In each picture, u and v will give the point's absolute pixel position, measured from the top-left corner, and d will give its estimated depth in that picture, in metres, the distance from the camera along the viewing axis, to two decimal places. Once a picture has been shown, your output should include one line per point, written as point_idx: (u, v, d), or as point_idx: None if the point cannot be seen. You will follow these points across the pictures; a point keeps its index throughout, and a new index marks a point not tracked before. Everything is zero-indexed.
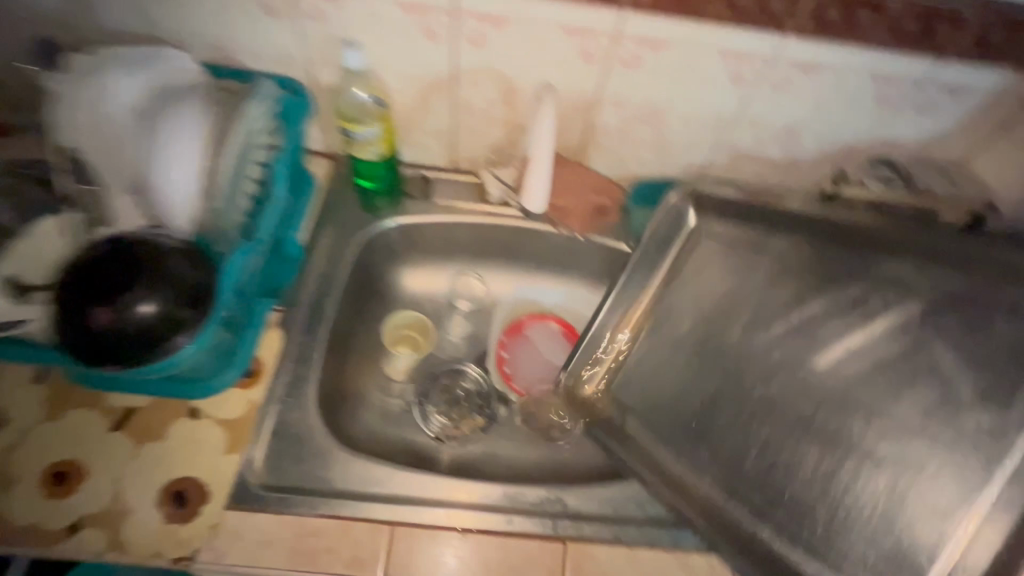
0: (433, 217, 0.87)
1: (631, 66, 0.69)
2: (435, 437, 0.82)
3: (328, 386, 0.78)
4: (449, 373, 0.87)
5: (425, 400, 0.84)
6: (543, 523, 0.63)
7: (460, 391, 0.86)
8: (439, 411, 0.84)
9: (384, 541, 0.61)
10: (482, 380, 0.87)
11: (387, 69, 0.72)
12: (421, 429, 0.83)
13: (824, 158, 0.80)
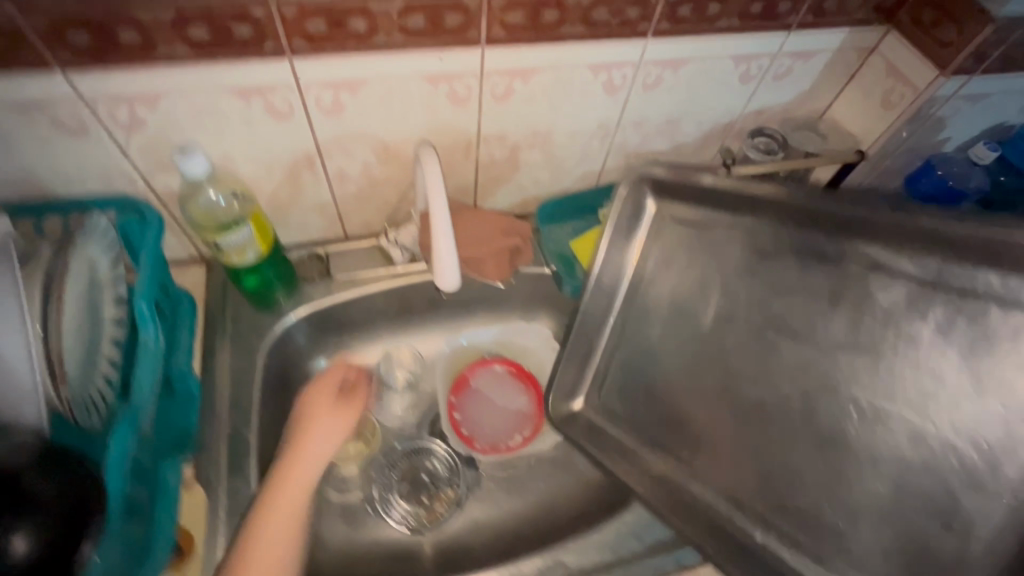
0: (339, 296, 0.79)
1: (505, 98, 0.65)
2: (408, 529, 0.75)
3: None
4: (409, 454, 0.80)
5: (388, 491, 0.77)
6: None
7: (425, 471, 0.80)
8: (405, 499, 0.77)
9: None
10: (450, 453, 0.81)
11: (239, 160, 0.63)
12: (390, 526, 0.75)
13: (707, 139, 0.82)
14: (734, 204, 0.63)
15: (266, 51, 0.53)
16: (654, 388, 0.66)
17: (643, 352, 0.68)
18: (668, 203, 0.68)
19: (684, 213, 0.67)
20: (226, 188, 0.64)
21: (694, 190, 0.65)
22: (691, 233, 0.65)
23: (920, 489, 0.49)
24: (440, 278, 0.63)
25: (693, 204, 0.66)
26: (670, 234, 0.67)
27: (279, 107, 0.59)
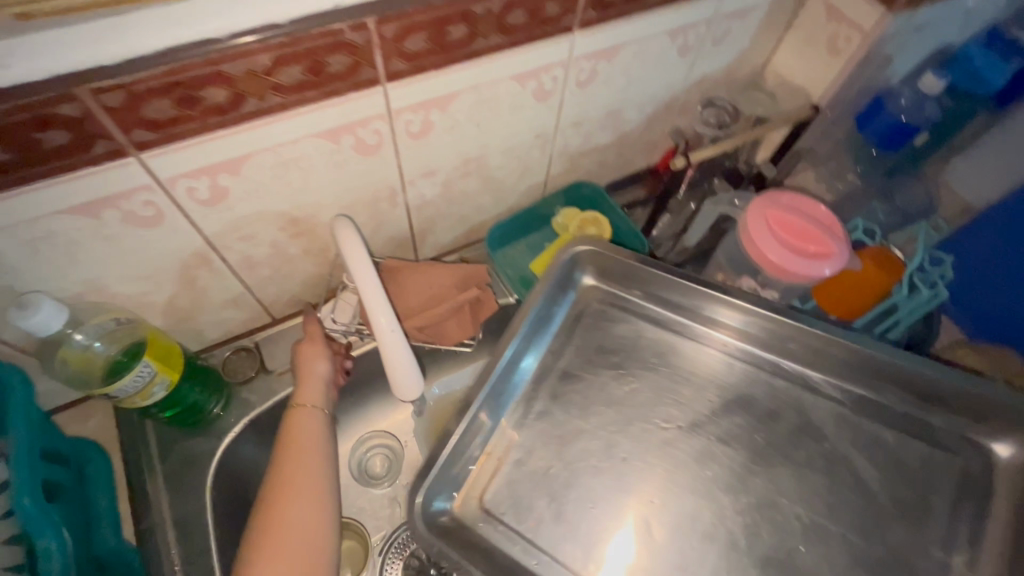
0: (283, 392, 0.67)
1: (422, 134, 0.54)
2: None
3: None
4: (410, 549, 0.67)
5: None
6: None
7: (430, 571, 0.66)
8: None
9: None
10: None
11: (112, 281, 0.50)
12: None
13: (652, 122, 0.74)
14: (659, 291, 0.64)
15: (100, 151, 0.39)
16: (561, 504, 0.56)
17: (554, 438, 0.59)
18: (600, 282, 0.67)
19: (611, 295, 0.66)
20: (104, 319, 0.50)
21: (625, 268, 0.64)
22: (609, 318, 0.65)
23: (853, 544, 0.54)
24: (396, 383, 0.53)
25: (615, 288, 0.66)
26: (593, 319, 0.65)
27: (143, 213, 0.45)
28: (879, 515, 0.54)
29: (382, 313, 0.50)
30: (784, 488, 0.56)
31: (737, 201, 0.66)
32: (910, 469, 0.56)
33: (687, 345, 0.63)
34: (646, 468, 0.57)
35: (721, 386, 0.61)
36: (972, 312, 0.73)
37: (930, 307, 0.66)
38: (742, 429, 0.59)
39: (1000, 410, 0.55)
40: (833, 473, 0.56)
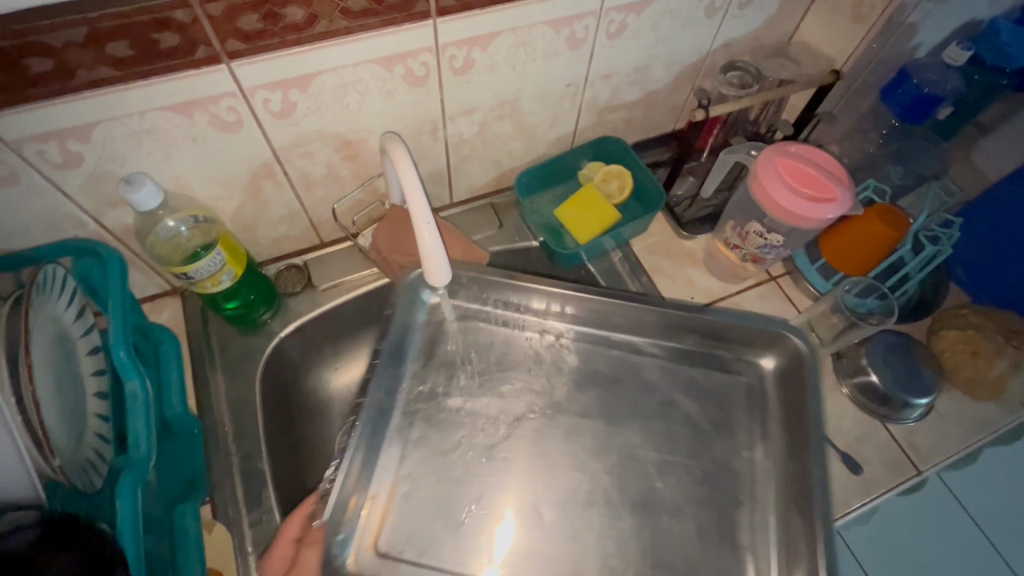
0: (326, 305, 0.75)
1: (465, 70, 0.61)
2: None
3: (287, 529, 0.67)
4: None
5: None
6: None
7: None
8: None
9: None
10: None
11: (195, 181, 0.59)
12: None
13: (678, 83, 0.79)
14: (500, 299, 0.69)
15: (200, 57, 0.47)
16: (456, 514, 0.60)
17: (433, 459, 0.63)
18: (441, 300, 0.70)
19: (465, 306, 0.71)
20: (185, 215, 0.60)
21: (484, 280, 0.67)
22: (460, 328, 0.70)
23: (691, 478, 0.62)
24: (431, 273, 0.57)
25: (457, 301, 0.71)
26: (444, 341, 0.69)
27: (227, 118, 0.54)
28: (698, 458, 0.63)
29: (421, 211, 0.52)
30: (600, 420, 0.65)
31: (753, 152, 0.71)
32: (709, 394, 0.67)
33: (524, 344, 0.69)
34: (499, 458, 0.63)
35: (556, 378, 0.68)
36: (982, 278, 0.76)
37: (936, 262, 0.69)
38: (577, 402, 0.66)
39: (762, 335, 0.66)
40: (653, 421, 0.65)
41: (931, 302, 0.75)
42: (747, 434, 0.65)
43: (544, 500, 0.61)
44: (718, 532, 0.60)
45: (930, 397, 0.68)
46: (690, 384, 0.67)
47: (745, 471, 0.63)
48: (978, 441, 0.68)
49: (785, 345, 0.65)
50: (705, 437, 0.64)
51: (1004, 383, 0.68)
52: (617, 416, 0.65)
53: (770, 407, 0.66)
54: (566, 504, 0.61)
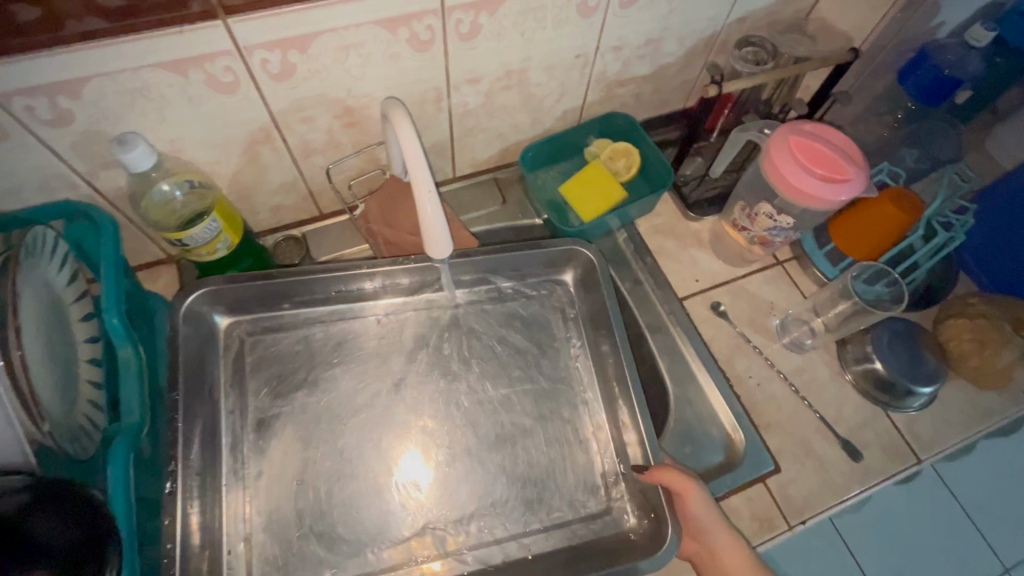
0: None
1: (471, 37, 0.59)
2: None
3: None
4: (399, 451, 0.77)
5: None
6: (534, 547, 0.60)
7: None
8: None
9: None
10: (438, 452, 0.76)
11: (191, 144, 0.57)
12: None
13: (690, 58, 0.76)
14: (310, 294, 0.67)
15: (192, 10, 0.45)
16: (321, 513, 0.59)
17: (287, 477, 0.60)
18: (239, 315, 0.66)
19: (253, 322, 0.67)
20: (181, 179, 0.58)
21: (256, 287, 0.64)
22: (273, 331, 0.67)
23: (527, 415, 0.66)
24: (430, 246, 0.55)
25: (256, 312, 0.67)
26: (253, 353, 0.66)
27: (223, 78, 0.52)
28: (518, 405, 0.67)
29: (423, 179, 0.50)
30: (427, 370, 0.67)
31: (765, 130, 0.69)
32: (532, 324, 0.72)
33: (334, 332, 0.68)
34: (357, 452, 0.62)
35: (378, 360, 0.67)
36: (992, 267, 0.75)
37: (947, 249, 0.68)
38: (412, 367, 0.67)
39: (559, 253, 0.72)
40: (481, 368, 0.68)
41: (939, 290, 0.74)
42: (568, 351, 0.71)
43: (423, 456, 0.63)
44: (570, 447, 0.65)
45: (932, 386, 0.68)
46: (511, 320, 0.71)
47: (568, 376, 0.69)
48: (979, 431, 0.68)
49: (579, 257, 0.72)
50: (528, 363, 0.69)
51: (1010, 373, 0.68)
52: (435, 371, 0.67)
53: (579, 311, 0.73)
54: (462, 454, 0.64)
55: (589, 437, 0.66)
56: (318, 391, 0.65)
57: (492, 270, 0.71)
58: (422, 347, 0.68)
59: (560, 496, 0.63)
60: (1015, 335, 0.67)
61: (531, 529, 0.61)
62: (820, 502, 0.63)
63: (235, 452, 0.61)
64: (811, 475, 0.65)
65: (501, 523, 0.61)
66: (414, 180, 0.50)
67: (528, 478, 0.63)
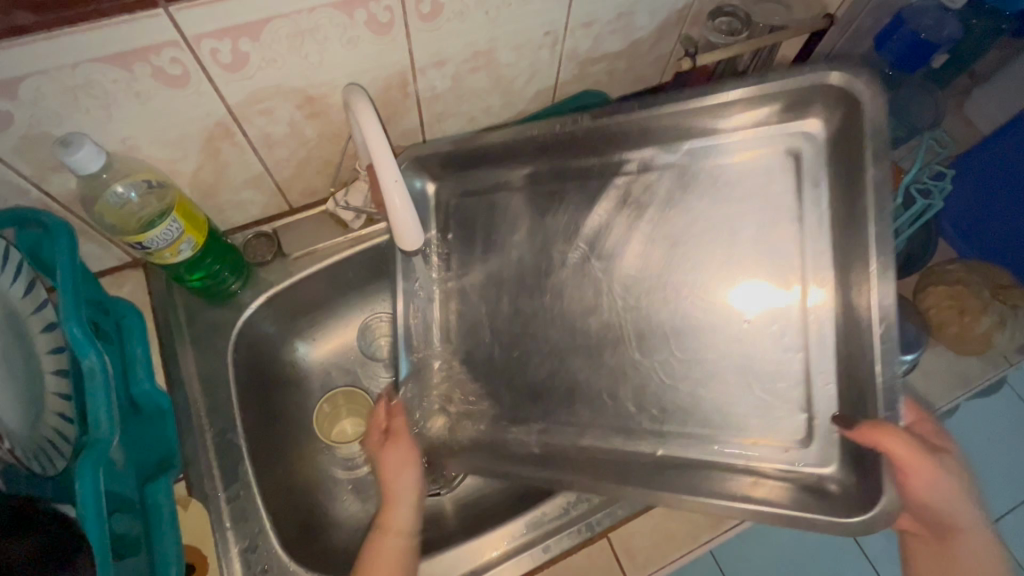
0: (298, 275, 0.72)
1: (432, 17, 0.56)
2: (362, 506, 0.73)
3: (268, 481, 0.66)
4: None
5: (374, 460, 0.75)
6: (800, 439, 0.57)
7: None
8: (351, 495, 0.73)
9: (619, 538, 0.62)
10: None
11: (144, 142, 0.54)
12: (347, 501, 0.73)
13: (663, 32, 0.74)
14: (646, 127, 0.59)
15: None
16: (506, 363, 0.66)
17: (477, 326, 0.68)
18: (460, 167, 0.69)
19: (457, 184, 0.70)
20: (139, 179, 0.56)
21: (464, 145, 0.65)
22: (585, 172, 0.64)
23: (749, 278, 0.58)
24: (400, 237, 0.53)
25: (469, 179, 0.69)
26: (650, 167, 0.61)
27: (172, 70, 0.49)
28: (753, 264, 0.58)
29: (388, 170, 0.48)
30: (745, 231, 0.58)
31: None
32: (742, 194, 0.58)
33: (706, 149, 0.60)
34: (666, 307, 0.60)
35: (813, 166, 0.57)
36: (972, 236, 0.74)
37: (926, 217, 0.67)
38: (734, 195, 0.59)
39: (800, 91, 0.55)
40: (686, 237, 0.60)
41: (919, 259, 0.73)
42: (807, 219, 0.57)
43: (743, 314, 0.58)
44: (790, 338, 0.57)
45: (916, 354, 0.67)
46: (698, 184, 0.60)
47: (787, 256, 0.57)
48: (960, 396, 0.69)
49: (833, 89, 0.53)
50: (772, 226, 0.57)
51: (991, 338, 0.66)
52: (680, 210, 0.60)
53: (831, 188, 0.56)
54: (786, 273, 0.57)
55: (792, 333, 0.57)
56: (522, 245, 0.66)
57: (688, 118, 0.58)
58: (635, 206, 0.62)
59: (761, 387, 0.57)
60: (992, 300, 0.67)
61: (802, 358, 0.57)
62: None
63: (443, 303, 0.70)
64: None
65: (806, 365, 0.57)
66: (379, 171, 0.48)
67: (755, 371, 0.57)
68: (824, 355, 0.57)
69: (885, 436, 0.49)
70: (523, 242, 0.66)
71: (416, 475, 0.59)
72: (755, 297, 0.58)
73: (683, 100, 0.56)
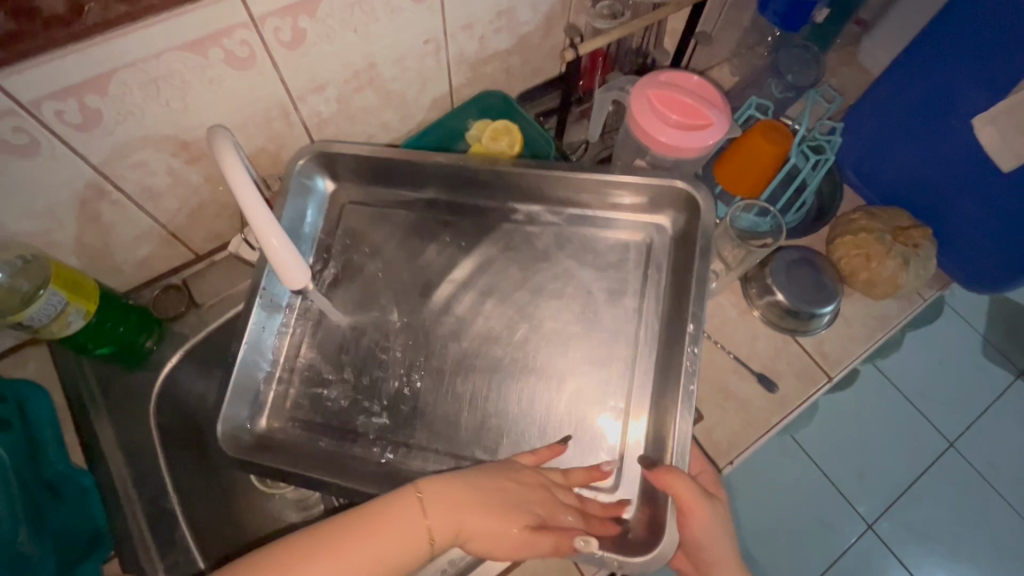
0: (213, 325, 0.69)
1: (296, 44, 0.54)
2: None
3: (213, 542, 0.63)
4: None
5: None
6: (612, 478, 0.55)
7: None
8: None
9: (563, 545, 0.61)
10: None
11: (8, 217, 0.51)
12: None
13: (550, 25, 0.73)
14: (578, 195, 0.62)
15: None
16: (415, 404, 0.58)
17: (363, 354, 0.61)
18: (349, 185, 0.68)
19: (361, 194, 0.68)
20: (8, 256, 0.53)
21: (363, 164, 0.65)
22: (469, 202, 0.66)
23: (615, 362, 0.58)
24: (286, 277, 0.51)
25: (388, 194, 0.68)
26: (545, 228, 0.64)
27: (16, 140, 0.46)
28: (615, 346, 0.59)
29: (267, 225, 0.47)
30: (584, 271, 0.62)
31: (627, 86, 0.68)
32: (589, 249, 0.63)
33: (633, 224, 0.63)
34: (542, 327, 0.60)
35: (657, 248, 0.62)
36: (871, 178, 0.78)
37: (824, 168, 0.69)
38: (564, 239, 0.64)
39: (662, 195, 0.60)
40: (535, 267, 0.63)
41: (829, 208, 0.76)
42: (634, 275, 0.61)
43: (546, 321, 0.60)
44: (608, 369, 0.58)
45: (832, 305, 0.69)
46: (480, 225, 0.65)
47: (622, 314, 0.60)
48: (881, 337, 0.71)
49: (675, 202, 0.60)
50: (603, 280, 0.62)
51: (898, 282, 0.68)
52: (466, 252, 0.64)
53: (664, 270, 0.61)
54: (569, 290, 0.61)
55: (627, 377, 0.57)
56: (376, 278, 0.64)
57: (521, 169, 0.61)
58: (484, 245, 0.65)
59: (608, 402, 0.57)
60: (895, 244, 0.68)
61: (625, 393, 0.57)
62: (745, 439, 0.66)
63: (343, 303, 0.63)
64: (734, 415, 0.67)
65: (625, 346, 0.59)
66: (258, 226, 0.47)
67: (614, 371, 0.58)
68: (642, 392, 0.57)
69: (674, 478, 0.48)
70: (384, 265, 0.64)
71: (515, 515, 0.47)
72: (576, 312, 0.61)
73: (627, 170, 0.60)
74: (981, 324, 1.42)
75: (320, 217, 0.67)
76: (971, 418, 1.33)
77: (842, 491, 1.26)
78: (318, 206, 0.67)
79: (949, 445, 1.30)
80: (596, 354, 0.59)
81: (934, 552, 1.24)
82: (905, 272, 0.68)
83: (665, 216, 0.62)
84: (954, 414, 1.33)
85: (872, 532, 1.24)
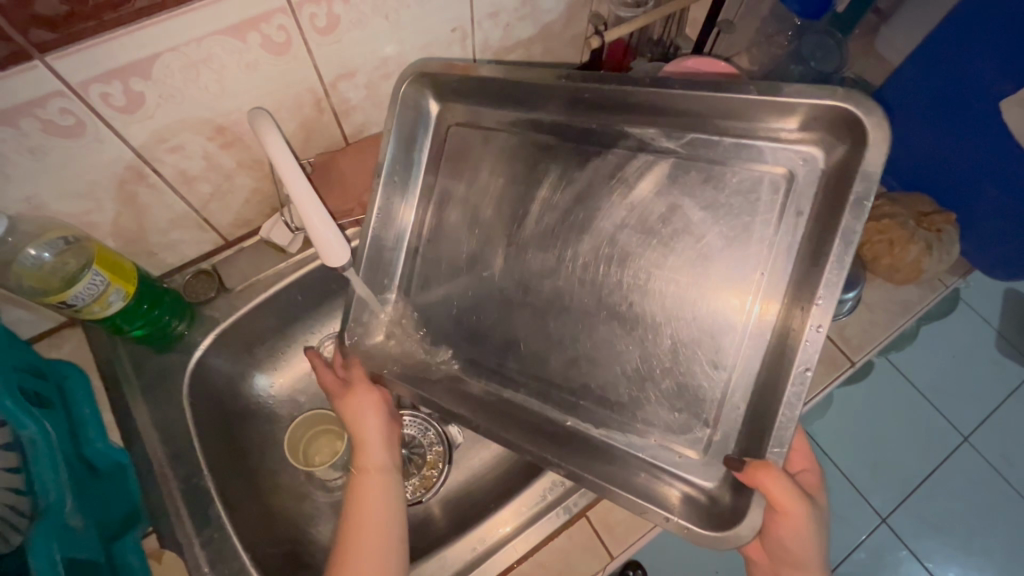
0: (243, 309, 0.70)
1: (331, 30, 0.55)
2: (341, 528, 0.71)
3: (244, 521, 0.64)
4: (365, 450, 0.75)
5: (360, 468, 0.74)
6: (697, 448, 0.50)
7: None
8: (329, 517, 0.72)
9: (589, 529, 0.61)
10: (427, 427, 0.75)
11: (51, 198, 0.53)
12: (322, 522, 0.72)
13: (574, 14, 0.74)
14: (700, 114, 0.50)
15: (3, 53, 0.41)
16: (512, 350, 0.59)
17: (465, 297, 0.62)
18: (458, 105, 0.65)
19: (467, 114, 0.64)
20: (51, 237, 0.54)
21: (478, 84, 0.61)
22: (596, 123, 0.57)
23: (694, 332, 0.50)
24: (327, 254, 0.52)
25: (502, 114, 0.62)
26: (661, 158, 0.53)
27: (63, 122, 0.48)
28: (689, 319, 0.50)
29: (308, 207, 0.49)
30: (705, 218, 0.50)
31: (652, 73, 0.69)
32: (723, 188, 0.50)
33: (788, 155, 0.48)
34: (635, 275, 0.53)
35: (799, 189, 0.47)
36: (893, 165, 0.79)
37: None
38: (690, 176, 0.51)
39: (840, 124, 0.43)
40: (643, 211, 0.53)
41: None
42: (817, 239, 0.44)
43: (683, 276, 0.50)
44: (720, 325, 0.49)
45: (854, 291, 0.68)
46: (582, 150, 0.57)
47: (742, 273, 0.48)
48: (903, 323, 0.72)
49: (857, 132, 0.42)
50: (757, 223, 0.48)
51: (921, 265, 0.69)
52: (552, 195, 0.58)
53: (814, 222, 0.46)
54: (692, 236, 0.50)
55: (730, 340, 0.49)
56: (465, 229, 0.63)
57: (608, 91, 0.53)
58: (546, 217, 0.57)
59: (700, 366, 0.50)
60: (918, 229, 0.69)
61: (743, 358, 0.49)
62: None
63: (432, 252, 0.65)
64: None
65: (751, 314, 0.48)
66: (302, 208, 0.49)
67: (698, 338, 0.50)
68: (745, 360, 0.49)
69: (757, 471, 0.43)
70: (466, 219, 0.63)
71: None
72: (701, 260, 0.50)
73: (765, 87, 0.45)
74: (996, 317, 1.42)
75: (427, 136, 0.66)
76: (987, 412, 1.33)
77: (855, 484, 1.26)
78: (427, 127, 0.66)
79: (964, 439, 1.30)
80: (709, 307, 0.50)
81: (948, 544, 1.24)
82: (929, 256, 0.69)
83: (817, 146, 0.46)
84: (970, 408, 1.33)
85: (886, 525, 1.24)
